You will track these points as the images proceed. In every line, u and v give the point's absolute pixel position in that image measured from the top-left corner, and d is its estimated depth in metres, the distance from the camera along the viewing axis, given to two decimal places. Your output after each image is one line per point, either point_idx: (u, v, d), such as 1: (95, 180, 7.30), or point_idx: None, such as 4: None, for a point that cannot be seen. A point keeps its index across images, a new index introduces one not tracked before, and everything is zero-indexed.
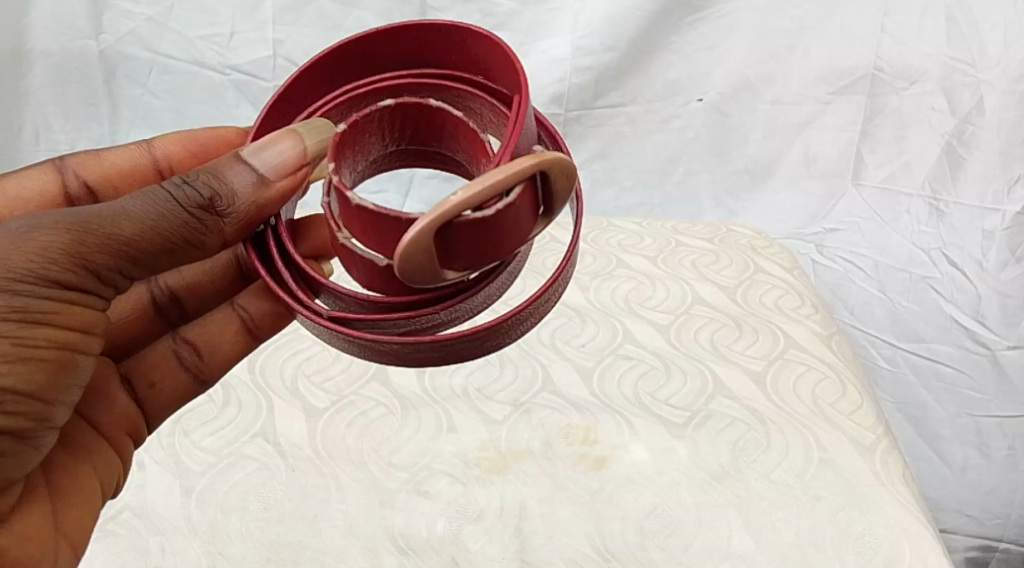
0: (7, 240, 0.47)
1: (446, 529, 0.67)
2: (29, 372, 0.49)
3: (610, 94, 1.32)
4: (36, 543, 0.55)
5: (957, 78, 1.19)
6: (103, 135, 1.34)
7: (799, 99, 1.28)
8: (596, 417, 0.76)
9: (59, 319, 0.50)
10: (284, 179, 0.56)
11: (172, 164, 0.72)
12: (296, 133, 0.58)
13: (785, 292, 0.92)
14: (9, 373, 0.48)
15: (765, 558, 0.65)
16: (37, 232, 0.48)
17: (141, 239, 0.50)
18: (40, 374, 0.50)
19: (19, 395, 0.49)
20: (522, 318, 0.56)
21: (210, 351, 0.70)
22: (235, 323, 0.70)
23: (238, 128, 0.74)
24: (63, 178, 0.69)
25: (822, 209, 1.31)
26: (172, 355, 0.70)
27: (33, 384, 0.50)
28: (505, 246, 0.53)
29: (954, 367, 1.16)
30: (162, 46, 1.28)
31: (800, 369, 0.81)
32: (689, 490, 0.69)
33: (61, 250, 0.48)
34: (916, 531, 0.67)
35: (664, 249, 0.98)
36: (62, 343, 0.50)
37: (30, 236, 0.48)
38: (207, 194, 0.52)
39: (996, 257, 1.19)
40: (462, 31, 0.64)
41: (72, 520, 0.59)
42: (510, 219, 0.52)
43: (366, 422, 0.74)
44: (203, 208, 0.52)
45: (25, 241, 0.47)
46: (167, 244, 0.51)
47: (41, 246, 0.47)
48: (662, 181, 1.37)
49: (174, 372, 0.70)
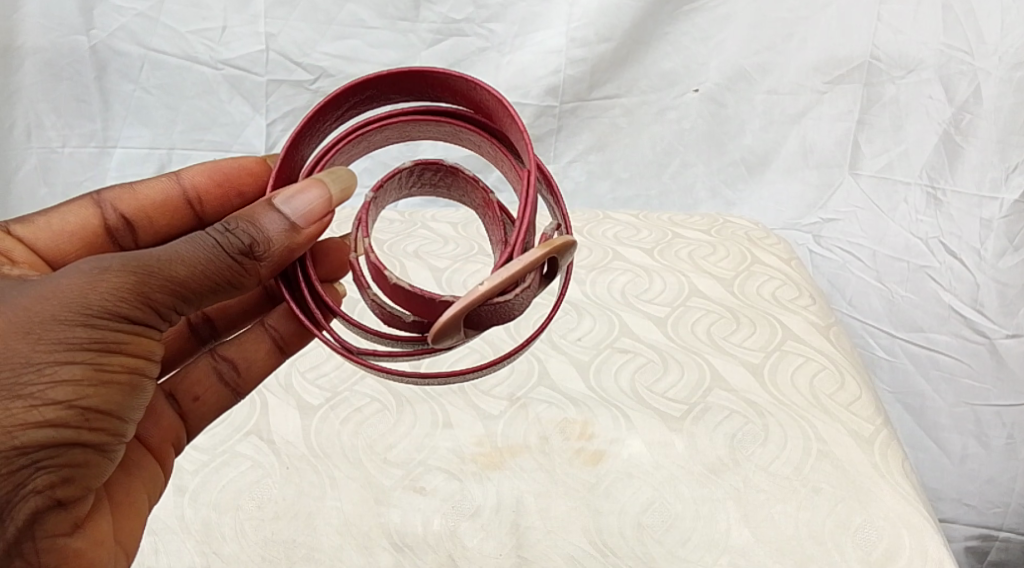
0: (82, 279, 0.49)
1: (443, 526, 0.66)
2: (108, 393, 0.51)
3: (605, 85, 1.31)
4: (101, 547, 0.56)
5: (954, 66, 1.17)
6: (95, 132, 1.33)
7: (795, 89, 1.28)
8: (593, 410, 0.75)
9: (132, 346, 0.52)
10: (312, 225, 0.56)
11: (200, 193, 0.70)
12: (321, 182, 0.56)
13: (783, 283, 0.92)
14: (90, 395, 0.50)
15: (763, 551, 0.65)
16: (108, 272, 0.50)
17: (192, 280, 0.51)
18: (118, 395, 0.52)
19: (101, 412, 0.52)
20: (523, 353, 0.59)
21: (246, 365, 0.70)
22: (269, 340, 0.70)
23: (260, 155, 0.73)
24: (101, 212, 0.67)
25: (819, 200, 1.30)
26: (210, 368, 0.69)
27: (113, 402, 0.52)
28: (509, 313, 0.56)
29: (953, 356, 1.16)
30: (154, 41, 1.27)
31: (799, 361, 0.80)
32: (687, 484, 0.69)
33: (128, 289, 0.50)
34: (916, 523, 0.66)
35: (661, 241, 0.98)
36: (135, 367, 0.52)
37: (101, 276, 0.49)
38: (247, 240, 0.53)
39: (994, 247, 1.18)
40: (475, 86, 0.62)
41: (130, 527, 0.59)
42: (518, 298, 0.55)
43: (360, 418, 0.73)
44: (243, 254, 0.53)
45: (95, 278, 0.49)
46: (212, 285, 0.52)
47: (111, 286, 0.49)
48: (659, 174, 1.37)
49: (213, 385, 0.69)
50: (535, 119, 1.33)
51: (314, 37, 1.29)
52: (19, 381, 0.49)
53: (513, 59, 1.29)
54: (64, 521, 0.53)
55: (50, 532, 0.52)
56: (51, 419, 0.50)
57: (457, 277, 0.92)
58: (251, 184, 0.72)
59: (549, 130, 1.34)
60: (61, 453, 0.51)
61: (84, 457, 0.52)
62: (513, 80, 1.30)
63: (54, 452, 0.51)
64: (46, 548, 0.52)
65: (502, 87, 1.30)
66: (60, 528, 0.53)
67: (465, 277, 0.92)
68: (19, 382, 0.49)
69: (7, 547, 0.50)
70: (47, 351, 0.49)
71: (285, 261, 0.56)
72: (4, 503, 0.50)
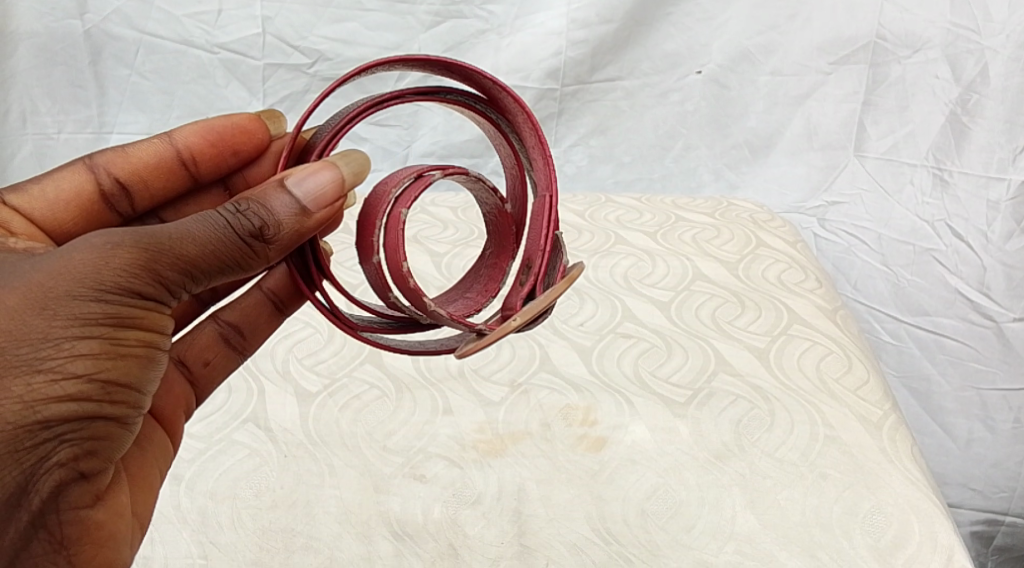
0: (91, 255, 0.45)
1: (443, 514, 0.65)
2: (126, 368, 0.48)
3: (607, 67, 1.29)
4: (121, 522, 0.53)
5: (961, 45, 1.15)
6: (91, 117, 1.31)
7: (799, 70, 1.26)
8: (595, 396, 0.74)
9: (148, 321, 0.48)
10: (325, 210, 0.52)
11: (194, 153, 0.67)
12: (332, 162, 0.53)
13: (788, 266, 0.91)
14: (109, 369, 0.47)
15: (770, 538, 0.63)
16: (118, 248, 0.46)
17: (204, 257, 0.48)
18: (136, 369, 0.49)
19: (122, 387, 0.48)
20: None
21: (250, 327, 0.68)
22: (269, 302, 0.69)
23: (252, 113, 0.70)
24: (95, 177, 0.65)
25: (824, 182, 1.29)
26: (215, 333, 0.67)
27: (131, 376, 0.48)
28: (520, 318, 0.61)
29: (959, 340, 1.15)
30: (149, 24, 1.25)
31: (805, 345, 0.79)
32: (691, 470, 0.68)
33: (141, 262, 0.46)
34: (925, 508, 0.65)
35: (664, 224, 0.98)
36: (152, 340, 0.49)
37: (111, 251, 0.45)
38: (258, 223, 0.50)
39: (1001, 229, 1.15)
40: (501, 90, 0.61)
41: (145, 499, 0.56)
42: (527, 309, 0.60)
43: (359, 405, 0.73)
44: (254, 236, 0.50)
45: (106, 251, 0.46)
46: (222, 262, 0.49)
47: (123, 261, 0.46)
48: (661, 156, 1.35)
49: (220, 350, 0.67)
50: (536, 101, 1.31)
51: (311, 20, 1.27)
52: (33, 357, 0.45)
53: (513, 41, 1.27)
54: (86, 493, 0.50)
55: (72, 503, 0.49)
56: (69, 394, 0.46)
57: (457, 262, 0.91)
58: (246, 142, 0.69)
59: (550, 113, 1.32)
60: (82, 427, 0.48)
61: (105, 430, 0.49)
62: (512, 62, 1.28)
63: (75, 427, 0.47)
64: (69, 522, 0.49)
65: (502, 70, 1.28)
66: (83, 500, 0.50)
67: (465, 262, 0.91)
68: (34, 358, 0.45)
69: (30, 521, 0.48)
70: (61, 326, 0.45)
71: (298, 241, 0.53)
72: (27, 479, 0.47)
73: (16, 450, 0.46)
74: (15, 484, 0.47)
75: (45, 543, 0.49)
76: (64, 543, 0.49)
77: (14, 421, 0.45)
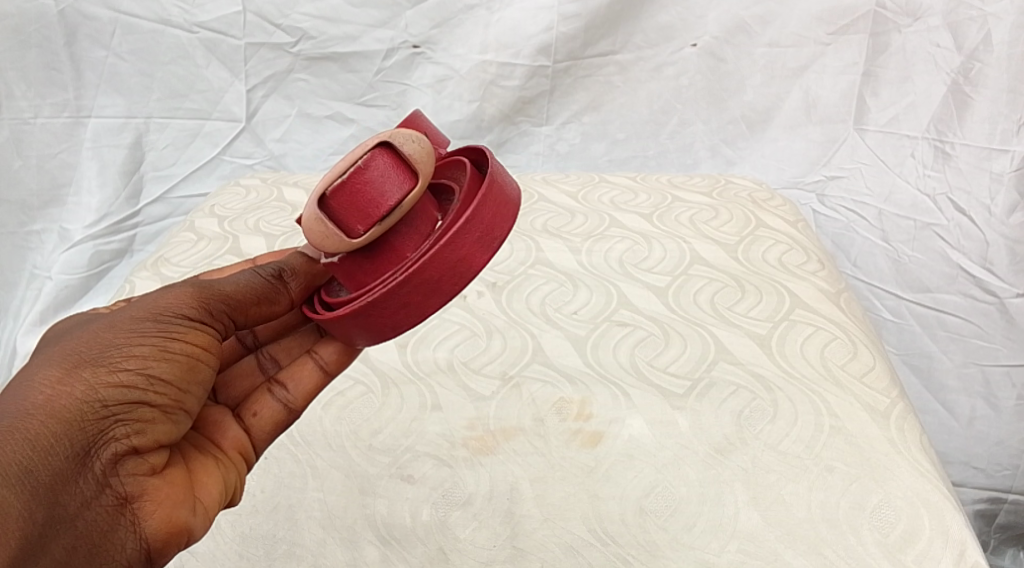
0: (152, 295, 0.55)
1: (432, 517, 0.62)
2: (173, 368, 0.52)
3: (600, 42, 1.25)
4: (178, 487, 0.52)
5: (963, 11, 1.10)
6: (68, 101, 1.26)
7: (798, 40, 1.22)
8: (590, 388, 0.71)
9: (191, 336, 0.53)
10: None
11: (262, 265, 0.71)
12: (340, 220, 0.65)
13: (789, 247, 0.87)
14: (157, 366, 0.51)
15: (774, 535, 0.60)
16: (173, 290, 0.55)
17: (238, 291, 0.57)
18: (180, 374, 0.52)
19: (167, 382, 0.51)
20: (451, 253, 0.55)
21: (293, 381, 0.62)
22: (312, 364, 0.63)
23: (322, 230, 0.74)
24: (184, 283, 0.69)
25: (823, 156, 1.25)
26: (264, 389, 0.62)
27: (177, 376, 0.52)
28: (380, 212, 0.56)
29: (961, 316, 1.13)
30: (125, 3, 1.22)
31: (808, 331, 0.76)
32: (693, 465, 0.65)
33: (190, 295, 0.55)
34: (935, 501, 0.62)
35: (659, 206, 0.95)
36: (197, 355, 0.54)
37: (166, 291, 0.55)
38: (275, 267, 0.60)
39: (1004, 202, 1.12)
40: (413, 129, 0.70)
41: (209, 486, 0.55)
42: (394, 201, 0.56)
43: (343, 402, 0.70)
44: (275, 276, 0.59)
45: (165, 291, 0.55)
46: (257, 295, 0.58)
47: (176, 294, 0.55)
48: (657, 132, 1.31)
49: (268, 402, 0.62)
50: (527, 78, 1.27)
51: None
52: (101, 356, 0.50)
53: (502, 16, 1.23)
54: (141, 463, 0.50)
55: (127, 471, 0.49)
56: (124, 382, 0.50)
57: None
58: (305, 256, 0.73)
59: (542, 91, 1.29)
60: (135, 408, 0.50)
61: (153, 414, 0.51)
62: (501, 39, 1.24)
63: (130, 407, 0.50)
64: (129, 482, 0.49)
65: (491, 47, 1.25)
66: (139, 467, 0.50)
67: None
68: (101, 356, 0.50)
69: (95, 482, 0.48)
70: (124, 336, 0.51)
71: (315, 281, 0.61)
72: (89, 444, 0.48)
73: (79, 424, 0.48)
74: (80, 447, 0.47)
75: (111, 498, 0.48)
76: (127, 500, 0.49)
77: (80, 396, 0.48)
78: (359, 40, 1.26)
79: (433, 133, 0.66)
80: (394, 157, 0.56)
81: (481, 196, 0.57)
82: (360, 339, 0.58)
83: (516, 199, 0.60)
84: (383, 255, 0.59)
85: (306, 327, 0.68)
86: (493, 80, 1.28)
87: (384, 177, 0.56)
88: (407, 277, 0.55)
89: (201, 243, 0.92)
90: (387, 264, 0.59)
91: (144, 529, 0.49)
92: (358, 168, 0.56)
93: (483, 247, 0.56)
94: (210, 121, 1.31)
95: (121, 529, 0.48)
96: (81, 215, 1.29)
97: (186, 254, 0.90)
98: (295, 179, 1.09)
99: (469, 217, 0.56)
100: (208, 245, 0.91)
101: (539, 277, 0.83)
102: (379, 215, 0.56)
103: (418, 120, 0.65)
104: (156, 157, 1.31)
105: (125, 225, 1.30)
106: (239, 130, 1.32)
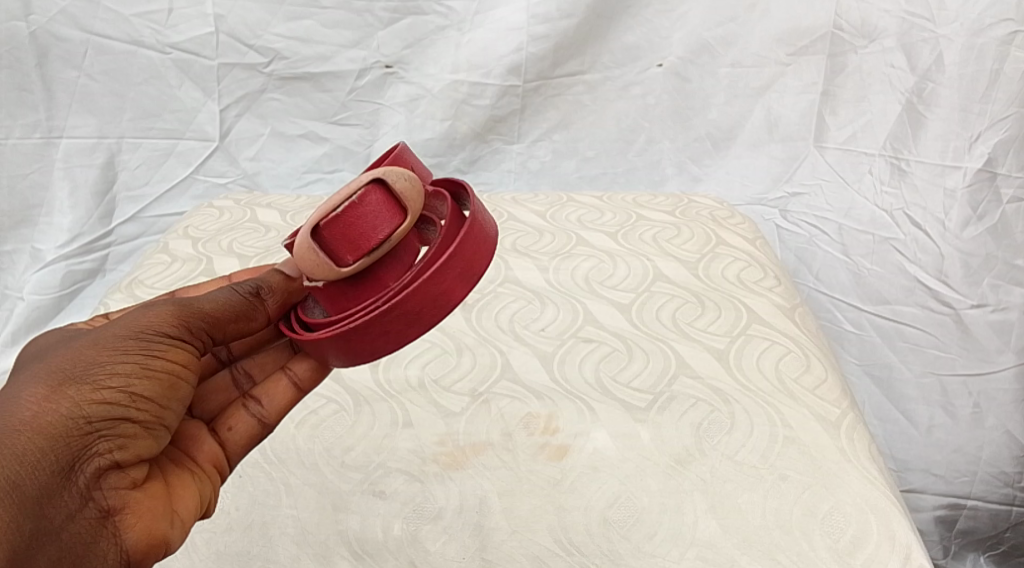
0: (133, 312, 0.56)
1: (404, 531, 0.64)
2: (153, 386, 0.53)
3: (568, 62, 1.29)
4: (158, 499, 0.54)
5: (915, 34, 1.13)
6: (39, 122, 1.26)
7: (759, 61, 1.27)
8: (557, 403, 0.73)
9: (170, 353, 0.55)
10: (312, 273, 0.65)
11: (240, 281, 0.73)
12: None
13: (748, 264, 0.91)
14: (138, 383, 0.53)
15: (730, 543, 0.63)
16: (153, 307, 0.57)
17: (216, 309, 0.58)
18: (160, 391, 0.54)
19: (148, 399, 0.53)
20: (437, 286, 0.58)
21: (267, 397, 0.64)
22: (286, 381, 0.65)
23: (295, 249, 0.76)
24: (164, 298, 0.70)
25: (785, 173, 1.30)
26: (239, 405, 0.64)
27: (156, 392, 0.53)
28: (370, 246, 0.59)
29: (918, 327, 1.16)
30: (97, 25, 1.23)
31: (763, 346, 0.79)
32: (653, 476, 0.67)
33: (169, 313, 0.56)
34: (882, 506, 0.65)
35: (625, 225, 0.99)
36: (176, 372, 0.55)
37: (147, 308, 0.56)
38: (252, 284, 0.61)
39: (958, 216, 1.12)
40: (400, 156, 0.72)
41: (186, 498, 0.56)
42: (384, 236, 0.59)
43: (316, 421, 0.72)
44: (252, 293, 0.60)
45: (146, 308, 0.57)
46: (234, 314, 0.59)
47: (156, 312, 0.56)
48: (625, 151, 1.35)
49: (242, 417, 0.64)
50: (498, 98, 1.30)
51: (265, 18, 1.25)
52: (85, 372, 0.52)
53: (472, 37, 1.26)
54: (122, 478, 0.52)
55: (109, 485, 0.51)
56: (107, 399, 0.51)
57: None
58: None
59: (513, 110, 1.32)
60: (118, 424, 0.52)
61: (135, 429, 0.53)
62: (472, 59, 1.27)
63: (113, 423, 0.51)
64: (111, 495, 0.51)
65: (462, 67, 1.28)
66: (121, 481, 0.52)
67: None
68: (85, 372, 0.52)
69: (79, 496, 0.49)
70: (107, 353, 0.53)
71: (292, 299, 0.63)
72: (72, 460, 0.49)
73: (64, 441, 0.49)
74: (64, 463, 0.49)
75: (94, 511, 0.50)
76: (109, 513, 0.51)
77: (66, 412, 0.50)
78: (332, 61, 1.28)
79: (418, 166, 0.69)
80: (386, 194, 0.59)
81: (464, 234, 0.59)
82: (337, 362, 0.61)
83: (493, 238, 0.63)
84: (366, 283, 0.62)
85: (280, 344, 0.69)
86: (464, 100, 1.30)
87: (377, 213, 0.59)
88: (390, 305, 0.57)
89: (176, 264, 0.93)
90: (369, 290, 0.62)
91: (126, 540, 0.51)
92: (353, 203, 0.58)
93: (463, 282, 0.59)
94: (183, 141, 1.32)
95: (103, 541, 0.50)
96: (52, 236, 1.30)
97: (160, 275, 0.91)
98: (268, 200, 1.11)
99: (455, 253, 0.59)
100: (183, 267, 0.93)
101: (508, 296, 0.86)
102: (369, 247, 0.59)
103: (407, 154, 0.68)
104: (128, 177, 1.32)
105: (97, 244, 1.31)
106: (212, 149, 1.33)
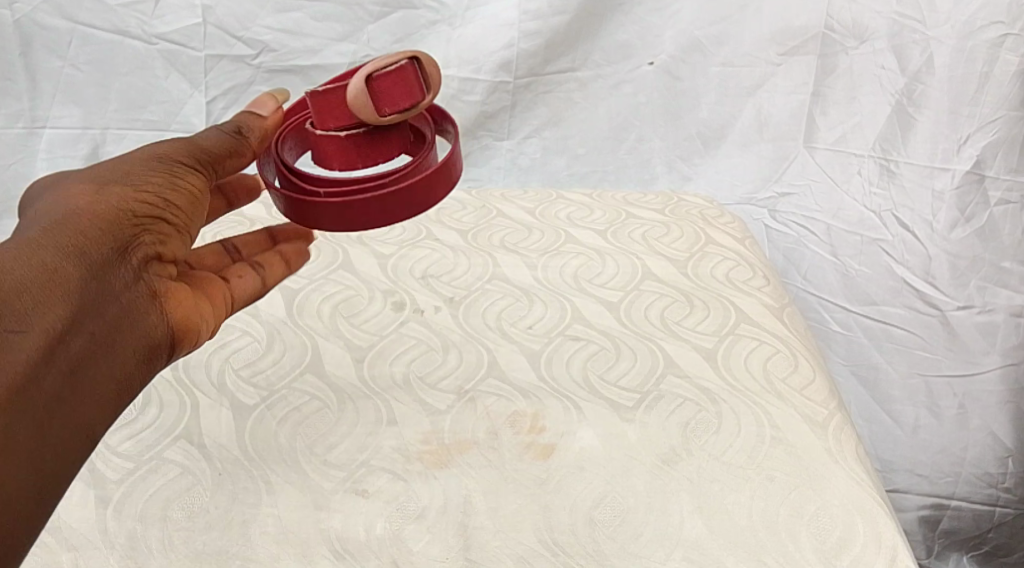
0: (144, 149, 0.61)
1: (386, 531, 0.62)
2: (182, 206, 0.60)
3: (559, 59, 1.28)
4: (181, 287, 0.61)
5: (906, 35, 1.12)
6: (23, 111, 1.26)
7: (751, 60, 1.25)
8: (543, 401, 0.73)
9: (190, 178, 0.61)
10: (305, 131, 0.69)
11: None
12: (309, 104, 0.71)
13: (737, 263, 0.91)
14: (169, 194, 0.59)
15: (716, 543, 0.62)
16: (163, 144, 0.62)
17: (218, 144, 0.63)
18: (187, 210, 0.61)
19: (176, 211, 0.59)
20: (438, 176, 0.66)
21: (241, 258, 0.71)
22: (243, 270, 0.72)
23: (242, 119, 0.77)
24: None
25: (774, 172, 1.29)
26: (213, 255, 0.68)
27: (183, 206, 0.60)
28: (403, 105, 0.64)
29: (905, 329, 1.18)
30: (82, 14, 1.21)
31: (752, 345, 0.79)
32: (640, 476, 0.67)
33: (182, 148, 0.62)
34: (868, 508, 0.65)
35: (614, 222, 0.98)
36: (197, 194, 0.62)
37: (158, 143, 0.62)
38: (237, 123, 0.65)
39: (946, 218, 1.13)
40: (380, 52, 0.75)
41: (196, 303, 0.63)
42: (417, 102, 0.64)
43: (299, 418, 0.71)
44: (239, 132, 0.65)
45: (157, 145, 0.62)
46: (229, 149, 0.64)
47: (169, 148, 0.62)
48: (615, 149, 1.35)
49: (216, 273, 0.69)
50: (488, 94, 1.30)
51: (253, 10, 1.23)
52: (121, 184, 0.57)
53: (463, 32, 1.25)
54: (158, 270, 0.59)
55: (150, 271, 0.58)
56: (146, 201, 0.57)
57: (404, 264, 0.90)
58: None
59: (503, 106, 1.31)
60: (155, 221, 0.58)
61: (169, 230, 0.59)
62: (463, 55, 1.27)
63: (152, 219, 0.57)
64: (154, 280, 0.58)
65: (452, 62, 1.27)
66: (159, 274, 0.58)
67: (412, 263, 0.90)
68: (120, 188, 0.57)
69: (131, 274, 0.55)
70: (136, 173, 0.58)
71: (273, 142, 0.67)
72: (123, 247, 0.55)
73: (114, 231, 0.54)
74: (117, 246, 0.54)
75: (142, 289, 0.56)
76: (156, 296, 0.58)
77: (112, 214, 0.55)
78: (322, 54, 1.27)
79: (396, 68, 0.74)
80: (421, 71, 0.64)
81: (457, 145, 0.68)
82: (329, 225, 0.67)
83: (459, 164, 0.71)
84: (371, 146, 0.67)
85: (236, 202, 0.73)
86: (454, 95, 1.30)
87: (417, 80, 0.64)
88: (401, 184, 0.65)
89: None
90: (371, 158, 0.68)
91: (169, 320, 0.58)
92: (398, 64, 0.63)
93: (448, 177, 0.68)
94: (169, 133, 1.31)
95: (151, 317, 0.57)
96: None
97: None
98: None
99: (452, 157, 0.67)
100: None
101: (495, 292, 0.85)
102: (405, 106, 0.64)
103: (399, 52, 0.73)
104: None
105: None
106: None
